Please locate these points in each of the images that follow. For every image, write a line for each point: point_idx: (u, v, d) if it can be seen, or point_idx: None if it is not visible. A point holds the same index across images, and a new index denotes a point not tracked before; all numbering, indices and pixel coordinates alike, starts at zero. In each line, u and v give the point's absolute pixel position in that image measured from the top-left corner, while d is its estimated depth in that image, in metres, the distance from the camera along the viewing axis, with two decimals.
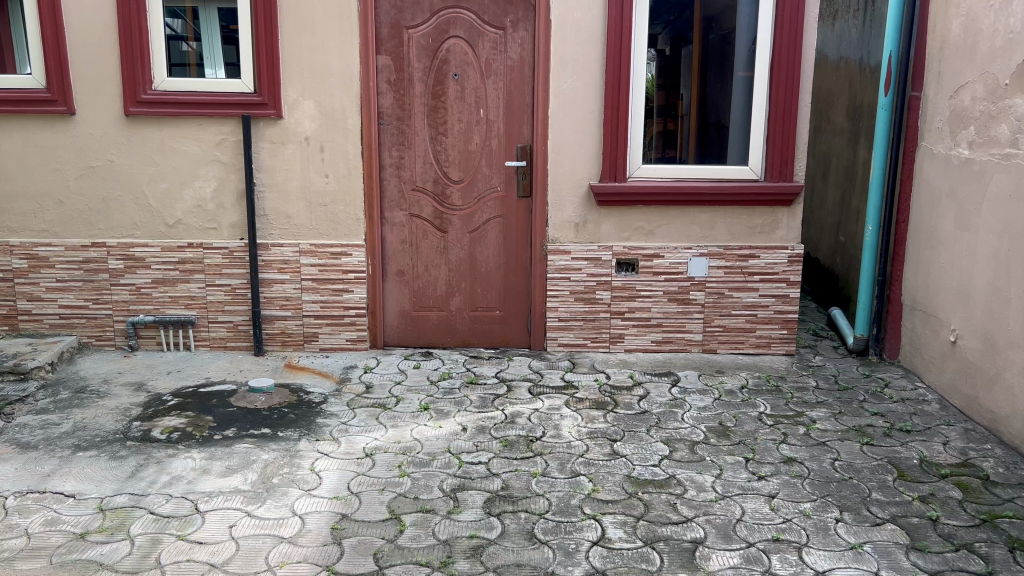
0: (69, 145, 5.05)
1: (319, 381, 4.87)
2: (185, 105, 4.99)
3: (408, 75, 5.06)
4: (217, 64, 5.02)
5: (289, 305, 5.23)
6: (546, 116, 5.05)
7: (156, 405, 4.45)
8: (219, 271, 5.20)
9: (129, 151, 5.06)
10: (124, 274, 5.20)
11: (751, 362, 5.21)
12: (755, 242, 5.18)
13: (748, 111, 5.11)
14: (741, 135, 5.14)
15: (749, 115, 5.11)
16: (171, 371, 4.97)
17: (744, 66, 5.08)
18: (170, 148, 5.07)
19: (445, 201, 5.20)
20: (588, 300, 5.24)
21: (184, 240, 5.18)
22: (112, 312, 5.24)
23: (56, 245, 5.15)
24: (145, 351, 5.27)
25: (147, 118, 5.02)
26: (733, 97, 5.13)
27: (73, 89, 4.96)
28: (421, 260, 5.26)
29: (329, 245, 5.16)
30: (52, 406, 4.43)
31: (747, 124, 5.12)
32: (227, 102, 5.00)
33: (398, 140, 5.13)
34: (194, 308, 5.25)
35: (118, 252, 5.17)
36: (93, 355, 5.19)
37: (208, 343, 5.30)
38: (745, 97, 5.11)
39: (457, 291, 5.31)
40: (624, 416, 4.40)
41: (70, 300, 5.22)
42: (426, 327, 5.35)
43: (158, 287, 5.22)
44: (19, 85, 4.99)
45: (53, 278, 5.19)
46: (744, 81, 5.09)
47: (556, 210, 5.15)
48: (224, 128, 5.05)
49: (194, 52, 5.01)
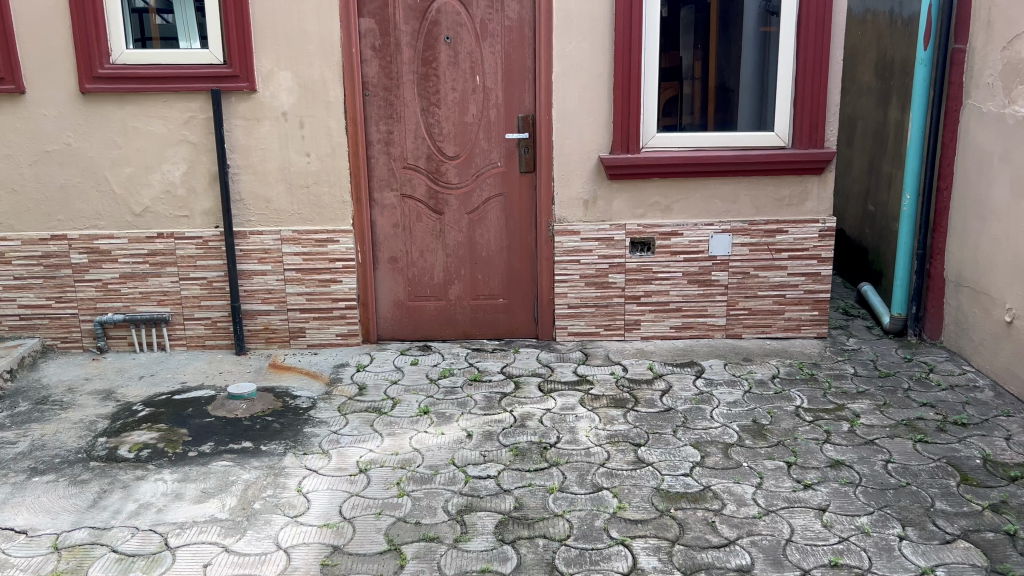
0: (20, 127, 4.54)
1: (307, 382, 4.42)
2: (148, 80, 4.49)
3: (394, 41, 4.54)
4: (191, 35, 4.50)
5: (272, 299, 4.77)
6: (549, 82, 4.54)
7: (125, 417, 3.98)
8: (194, 264, 4.72)
9: (87, 132, 4.55)
10: (89, 268, 4.72)
11: (779, 347, 4.76)
12: (783, 216, 4.71)
13: (760, 68, 4.62)
14: (752, 95, 4.64)
15: (763, 73, 4.62)
16: (143, 376, 4.50)
17: (753, 17, 4.58)
18: (133, 128, 4.56)
19: (440, 178, 4.71)
20: (600, 284, 4.78)
21: (154, 229, 4.69)
22: (77, 311, 4.76)
23: (11, 239, 4.66)
24: (115, 353, 4.80)
25: (106, 96, 4.51)
26: (745, 52, 4.61)
27: (21, 65, 4.45)
28: (416, 245, 4.79)
29: (313, 231, 4.68)
30: (8, 421, 3.97)
31: (760, 84, 4.63)
32: (193, 76, 4.48)
33: (385, 113, 4.63)
34: (167, 304, 4.78)
35: (80, 244, 4.68)
36: (59, 359, 4.72)
37: (185, 342, 4.84)
38: (756, 54, 4.61)
39: (455, 277, 4.84)
40: (647, 415, 3.96)
41: (30, 299, 4.73)
42: (423, 318, 4.89)
43: (127, 282, 4.74)
44: None
45: (10, 276, 4.70)
46: (753, 34, 4.60)
47: (563, 186, 4.67)
48: (193, 104, 4.54)
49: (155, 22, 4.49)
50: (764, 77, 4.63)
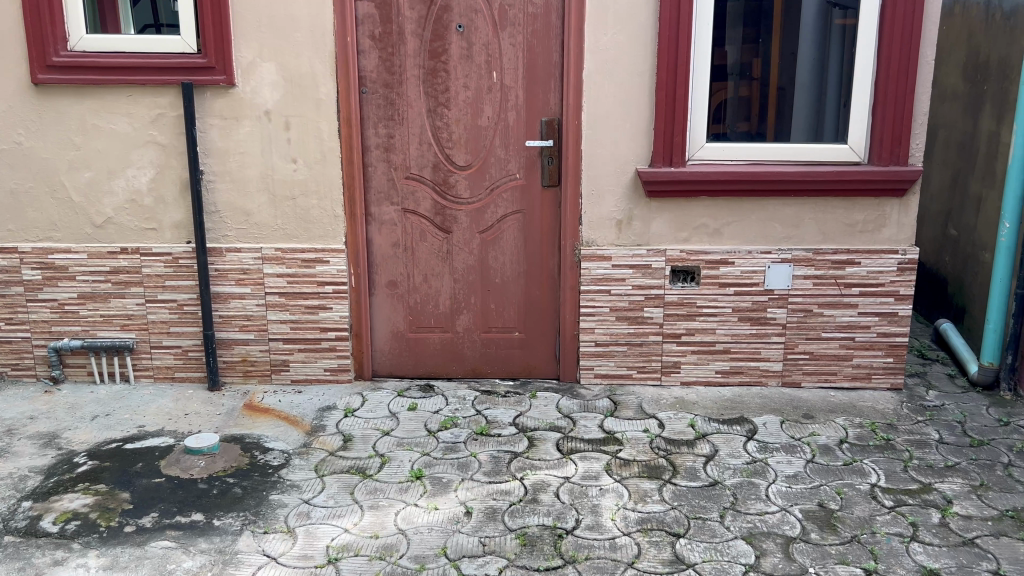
0: None
1: (284, 429, 3.74)
2: (109, 70, 3.82)
3: (397, 28, 3.84)
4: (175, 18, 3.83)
5: (251, 326, 4.09)
6: (579, 80, 3.82)
7: (62, 473, 3.31)
8: (162, 283, 4.07)
9: (40, 129, 3.90)
10: (43, 286, 4.08)
11: (846, 401, 4.00)
12: (854, 245, 3.94)
13: (818, 66, 3.88)
14: (818, 97, 3.89)
15: (822, 72, 3.88)
16: (97, 415, 3.85)
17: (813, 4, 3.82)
18: (92, 125, 3.90)
19: (448, 191, 4.01)
20: (633, 319, 4.04)
21: (117, 244, 4.04)
22: (30, 335, 4.13)
23: None
24: (73, 384, 4.17)
25: (61, 88, 3.85)
26: (801, 47, 3.86)
27: None
28: (419, 269, 4.10)
29: (299, 250, 4.00)
30: None
31: (819, 85, 3.89)
32: (162, 66, 3.81)
33: (385, 113, 3.94)
34: (132, 329, 4.13)
35: (33, 259, 4.04)
36: (8, 390, 4.08)
37: (152, 373, 4.19)
38: (814, 49, 3.86)
39: (464, 307, 4.14)
40: (687, 492, 3.23)
41: None
42: (425, 353, 4.20)
43: (86, 303, 4.10)
44: None
45: None
46: (811, 24, 3.83)
47: (593, 203, 3.95)
48: (161, 99, 3.87)
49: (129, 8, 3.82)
50: (823, 78, 3.88)
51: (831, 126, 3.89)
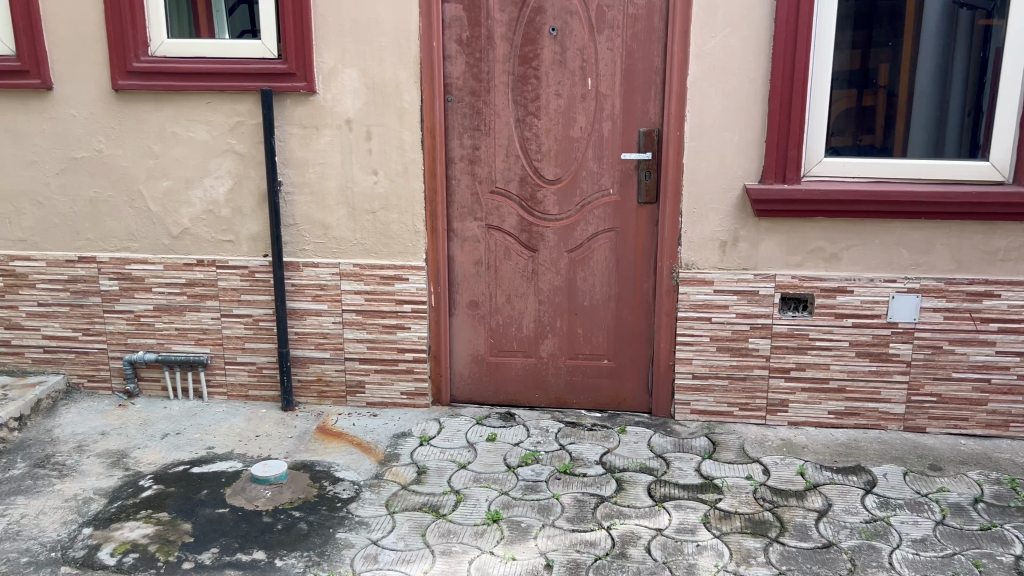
0: (47, 129, 3.80)
1: (356, 457, 3.51)
2: (190, 76, 3.67)
3: (486, 32, 3.58)
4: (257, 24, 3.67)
5: (326, 345, 3.89)
6: (682, 87, 3.48)
7: (125, 497, 3.15)
8: (238, 297, 3.91)
9: (119, 136, 3.78)
10: (120, 298, 3.97)
11: (980, 451, 3.53)
12: (994, 275, 3.48)
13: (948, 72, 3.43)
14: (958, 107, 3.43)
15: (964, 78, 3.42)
16: (167, 434, 3.70)
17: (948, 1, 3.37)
18: (171, 133, 3.76)
19: (535, 206, 3.73)
20: (736, 350, 3.67)
21: (193, 255, 3.89)
22: (106, 346, 4.02)
23: (36, 259, 3.94)
24: (147, 399, 4.05)
25: (141, 94, 3.72)
26: (933, 50, 3.41)
27: (48, 55, 3.70)
28: (502, 289, 3.83)
29: (378, 266, 3.78)
30: None
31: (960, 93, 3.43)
32: (242, 73, 3.65)
33: (470, 123, 3.68)
34: (206, 344, 3.99)
35: (111, 269, 3.93)
36: (82, 402, 3.98)
37: (226, 390, 4.04)
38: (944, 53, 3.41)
39: (549, 330, 3.85)
40: (798, 554, 2.85)
41: (56, 329, 4.02)
42: (506, 379, 3.93)
43: (161, 316, 3.97)
44: None
45: (35, 301, 3.99)
46: (946, 24, 3.39)
47: (694, 222, 3.60)
48: (241, 106, 3.71)
49: (226, 16, 3.69)
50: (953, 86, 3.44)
51: (959, 140, 3.45)
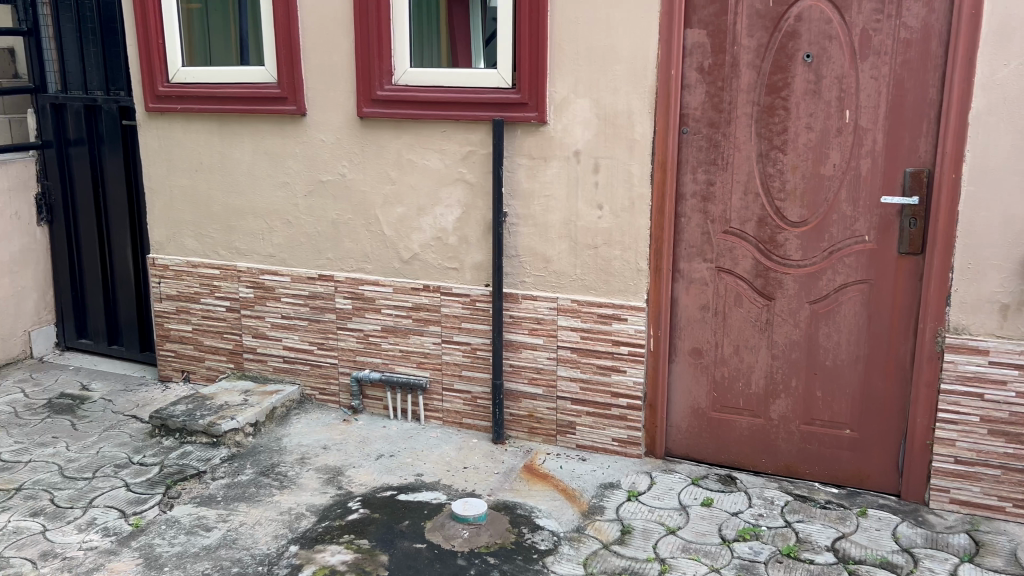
0: (299, 153, 4.00)
1: (560, 504, 3.34)
2: (427, 105, 3.69)
3: (730, 59, 3.29)
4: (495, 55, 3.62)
5: (540, 381, 3.76)
6: (962, 123, 2.97)
7: (334, 518, 3.19)
8: (459, 325, 3.87)
9: (361, 162, 3.90)
10: (352, 316, 4.08)
11: None
12: None
13: None
14: None
15: None
16: (382, 455, 3.74)
17: None
18: (407, 160, 3.81)
19: (774, 251, 3.36)
20: (1013, 436, 3.07)
21: (420, 280, 3.92)
22: (337, 362, 4.15)
23: (282, 275, 4.16)
24: (369, 416, 4.13)
25: (382, 122, 3.80)
26: None
27: (304, 83, 3.89)
28: (731, 339, 3.50)
29: (598, 304, 3.59)
30: (222, 494, 3.33)
31: None
32: (476, 102, 3.61)
33: (706, 157, 3.40)
34: (427, 368, 3.99)
35: (346, 288, 4.06)
36: (312, 414, 4.14)
37: (441, 416, 4.02)
38: None
39: (782, 389, 3.46)
40: None
41: (295, 341, 4.22)
42: (729, 437, 3.58)
43: (388, 337, 4.03)
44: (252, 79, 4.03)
45: (278, 313, 4.22)
46: None
47: (968, 281, 3.06)
48: (473, 136, 3.67)
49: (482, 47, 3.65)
50: None
51: None
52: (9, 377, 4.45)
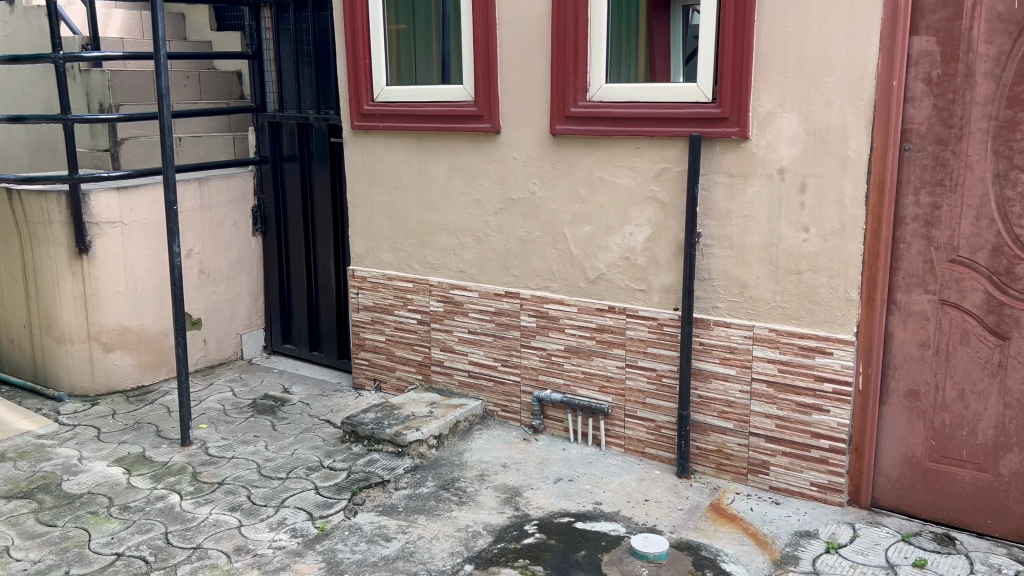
0: (492, 171, 4.01)
1: (749, 551, 3.09)
2: (621, 121, 3.56)
3: (964, 68, 2.94)
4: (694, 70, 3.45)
5: (730, 414, 3.53)
6: None
7: (510, 540, 3.12)
8: (644, 349, 3.71)
9: (552, 180, 3.84)
10: (536, 334, 4.02)
11: None
12: None
13: None
14: None
15: None
16: (562, 479, 3.64)
17: None
18: (598, 178, 3.71)
19: (1011, 285, 2.96)
20: None
21: (606, 302, 3.80)
22: (520, 379, 4.11)
23: (471, 291, 4.18)
24: (550, 437, 4.05)
25: (574, 139, 3.73)
26: None
27: (500, 101, 3.89)
28: (955, 383, 3.11)
29: (798, 334, 3.32)
30: (403, 505, 3.33)
31: None
32: (672, 118, 3.44)
33: (932, 176, 3.05)
34: (609, 392, 3.85)
35: (531, 306, 4.01)
36: (493, 430, 4.10)
37: (623, 443, 3.86)
38: None
39: (1016, 442, 3.03)
40: None
41: (480, 356, 4.22)
42: (948, 491, 3.19)
43: (571, 358, 3.93)
44: (450, 99, 4.08)
45: (465, 328, 4.24)
46: None
47: None
48: (667, 153, 3.51)
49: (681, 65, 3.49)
50: None
51: None
52: (221, 376, 4.78)
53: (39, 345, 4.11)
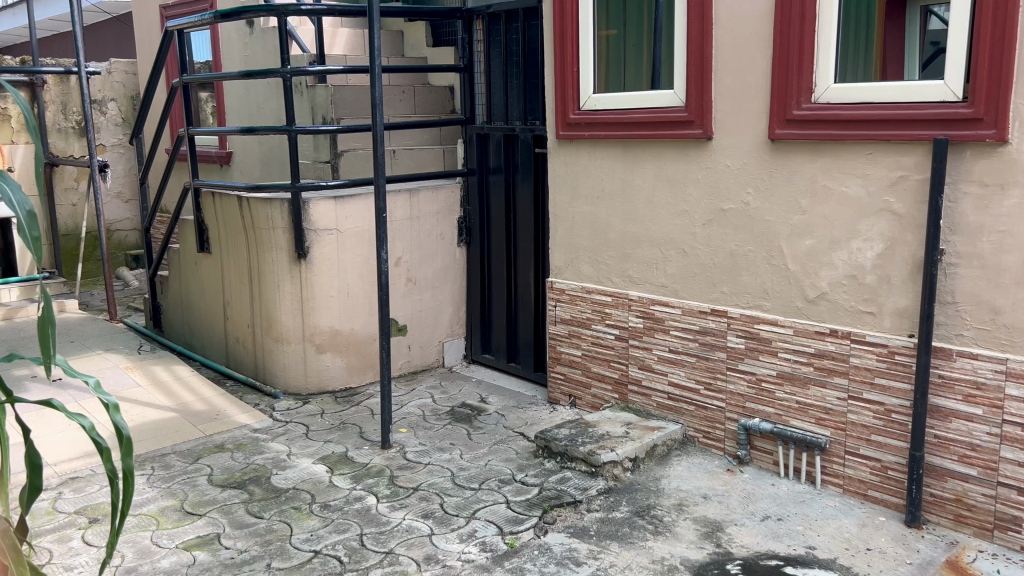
0: (701, 178, 3.36)
1: None
2: (852, 126, 2.86)
3: None
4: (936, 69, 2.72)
5: (975, 460, 2.72)
6: None
7: None
8: (870, 379, 2.93)
9: (769, 189, 3.15)
10: (744, 357, 3.29)
11: None
12: None
13: None
14: None
15: None
16: (769, 517, 2.92)
17: None
18: (822, 187, 2.99)
19: None
20: None
21: (826, 324, 3.04)
22: (726, 405, 3.37)
23: (674, 307, 3.51)
24: (757, 471, 3.29)
25: (796, 146, 3.04)
26: None
27: (714, 103, 3.25)
28: None
29: None
30: (597, 528, 2.81)
31: None
32: (911, 120, 2.71)
33: None
34: (828, 425, 3.07)
35: (739, 325, 3.29)
36: (694, 458, 3.40)
37: (843, 482, 3.06)
38: None
39: None
40: None
41: (682, 378, 3.52)
42: None
43: (784, 385, 3.18)
44: (647, 104, 3.51)
45: (666, 347, 3.56)
46: None
47: None
48: (906, 158, 2.77)
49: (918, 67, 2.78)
50: None
51: None
52: (423, 382, 4.46)
53: (260, 343, 4.22)
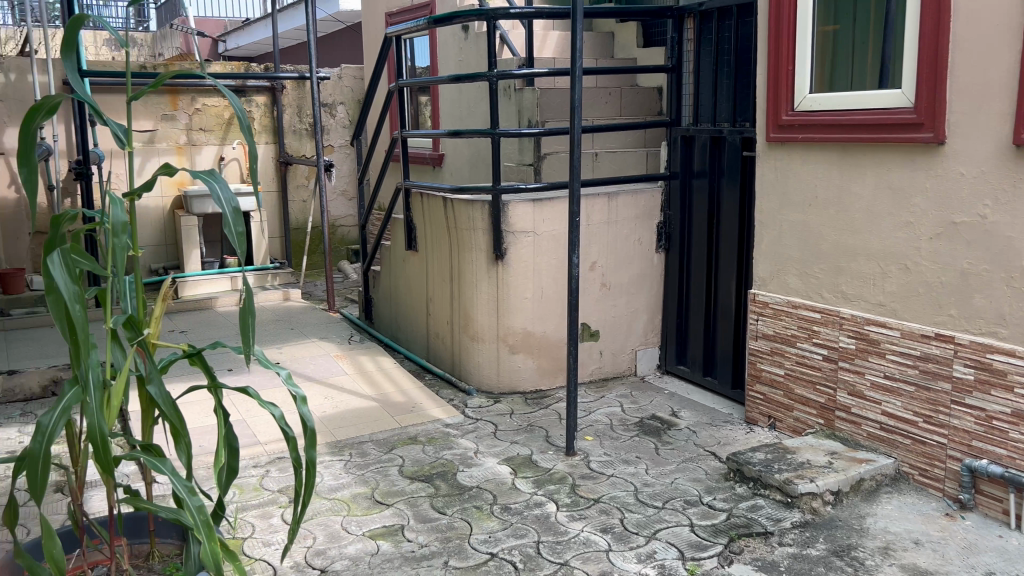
0: (930, 187, 3.00)
1: None
2: None
3: None
4: None
5: None
6: None
7: None
8: None
9: (1012, 201, 2.75)
10: (973, 390, 2.89)
11: None
12: None
13: None
14: None
15: None
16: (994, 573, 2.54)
17: None
18: None
19: None
20: None
21: None
22: (948, 442, 2.99)
23: (891, 328, 3.15)
24: (981, 519, 2.88)
25: None
26: None
27: (948, 103, 2.88)
28: None
29: None
30: (788, 564, 2.58)
31: None
32: None
33: None
34: None
35: (969, 353, 2.89)
36: (906, 497, 3.04)
37: None
38: None
39: None
40: None
41: (897, 408, 3.16)
42: None
43: (1020, 426, 2.74)
44: (869, 104, 3.18)
45: (881, 372, 3.20)
46: None
47: None
48: None
49: None
50: None
51: None
52: (614, 391, 4.36)
53: (457, 340, 4.32)
